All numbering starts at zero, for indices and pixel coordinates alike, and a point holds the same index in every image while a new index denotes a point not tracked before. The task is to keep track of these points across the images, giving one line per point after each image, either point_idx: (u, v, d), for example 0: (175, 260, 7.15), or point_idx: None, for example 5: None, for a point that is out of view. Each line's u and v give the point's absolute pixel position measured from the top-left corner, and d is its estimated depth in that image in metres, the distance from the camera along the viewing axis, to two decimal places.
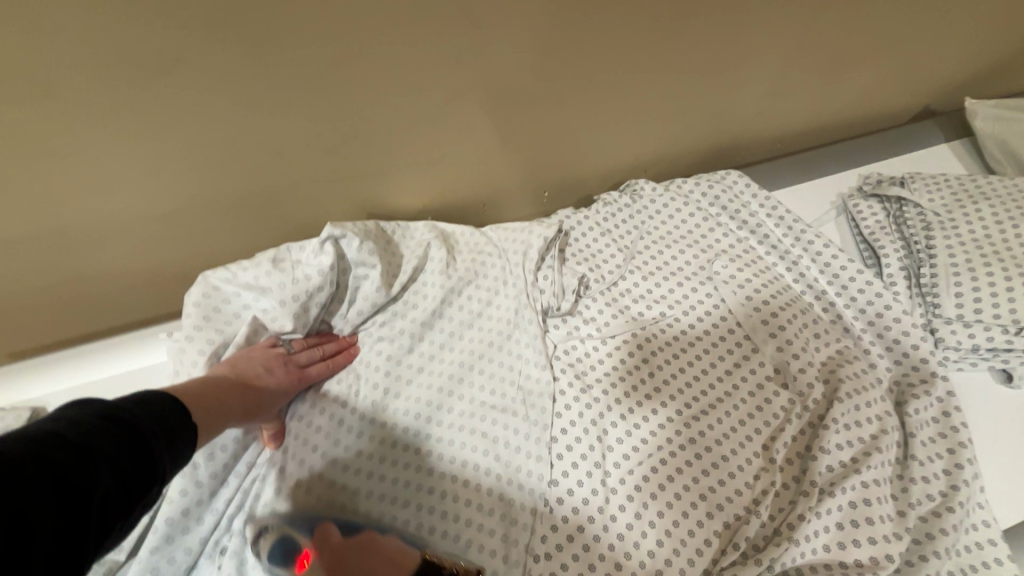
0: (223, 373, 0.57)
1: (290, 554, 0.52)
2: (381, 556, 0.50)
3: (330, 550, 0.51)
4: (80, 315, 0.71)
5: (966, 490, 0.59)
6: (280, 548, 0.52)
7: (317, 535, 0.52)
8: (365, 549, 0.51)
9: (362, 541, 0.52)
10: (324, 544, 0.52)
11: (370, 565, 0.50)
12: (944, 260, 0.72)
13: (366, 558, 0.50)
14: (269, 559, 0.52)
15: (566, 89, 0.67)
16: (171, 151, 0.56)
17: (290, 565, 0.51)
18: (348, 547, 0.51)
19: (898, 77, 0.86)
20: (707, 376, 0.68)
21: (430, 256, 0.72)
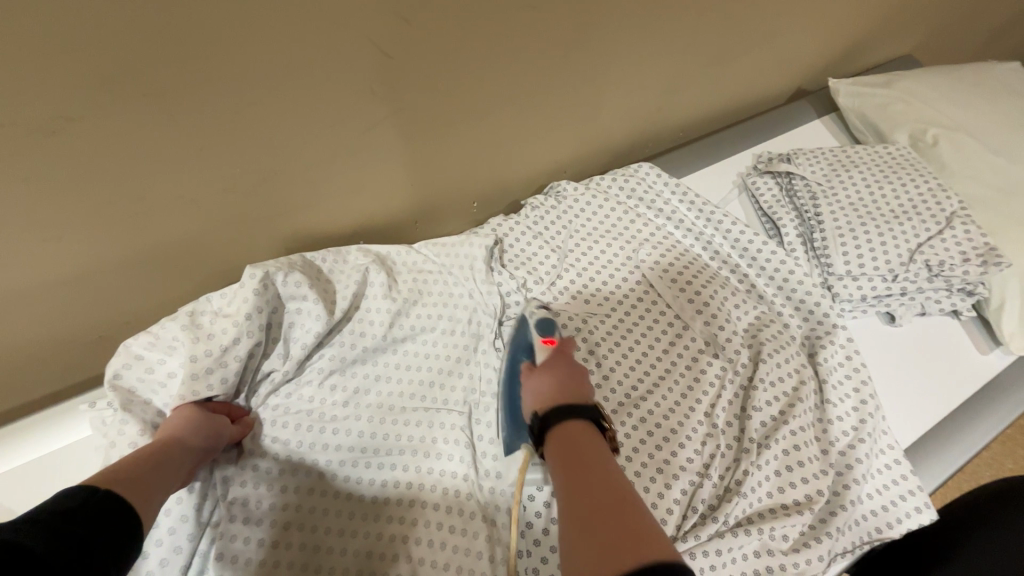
0: (115, 468, 0.48)
1: (544, 329, 0.66)
2: (574, 379, 0.56)
3: (559, 351, 0.62)
4: None
5: (872, 422, 0.69)
6: (545, 321, 0.67)
7: (564, 342, 0.64)
8: (573, 367, 0.59)
9: (577, 365, 0.59)
10: (563, 345, 0.63)
11: (565, 372, 0.57)
12: (830, 225, 0.81)
13: (569, 368, 0.58)
14: (537, 320, 0.67)
15: (483, 104, 0.70)
16: (70, 211, 0.52)
17: (541, 333, 0.65)
18: (567, 358, 0.60)
19: (773, 65, 0.96)
20: (647, 357, 0.73)
21: (370, 280, 0.70)
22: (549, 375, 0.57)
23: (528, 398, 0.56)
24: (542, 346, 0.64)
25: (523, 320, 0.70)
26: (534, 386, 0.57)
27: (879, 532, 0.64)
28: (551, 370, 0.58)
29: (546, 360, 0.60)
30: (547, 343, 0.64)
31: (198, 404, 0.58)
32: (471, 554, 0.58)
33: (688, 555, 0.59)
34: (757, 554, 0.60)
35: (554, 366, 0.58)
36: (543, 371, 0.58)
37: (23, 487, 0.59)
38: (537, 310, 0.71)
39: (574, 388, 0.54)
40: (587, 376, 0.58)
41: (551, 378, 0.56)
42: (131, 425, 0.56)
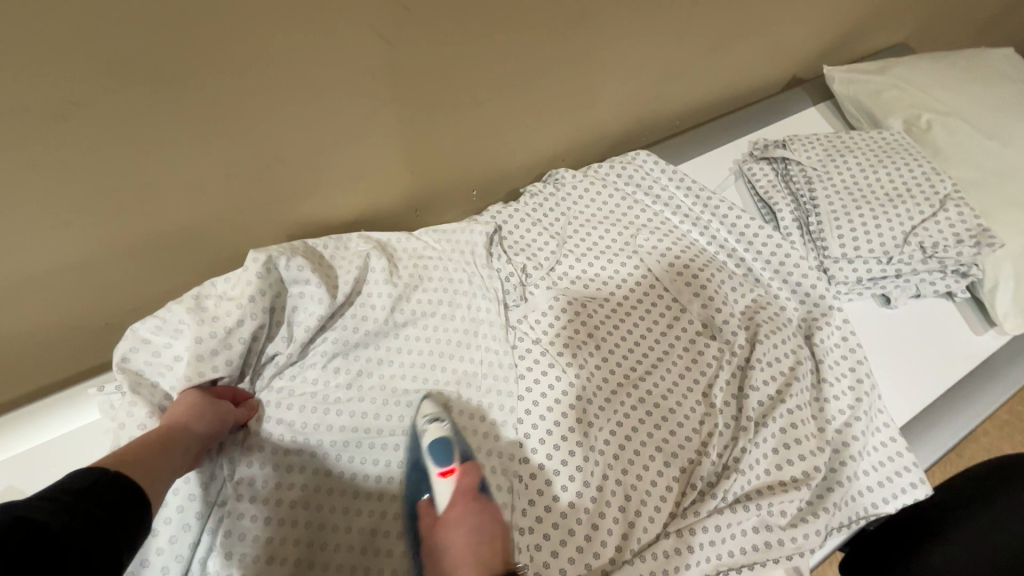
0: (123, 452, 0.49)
1: (441, 458, 0.58)
2: (491, 533, 0.52)
3: (461, 490, 0.56)
4: None
5: (868, 401, 0.70)
6: (441, 443, 0.59)
7: (465, 470, 0.57)
8: (483, 514, 0.54)
9: (485, 513, 0.54)
10: (462, 479, 0.57)
11: (483, 522, 0.53)
12: (825, 209, 0.82)
13: (478, 525, 0.53)
14: (430, 443, 0.59)
15: (481, 91, 0.70)
16: (77, 198, 0.53)
17: (437, 463, 0.58)
18: (475, 498, 0.55)
19: (768, 52, 0.97)
20: (645, 339, 0.74)
21: (371, 267, 0.71)
22: (456, 537, 0.52)
23: (438, 561, 0.52)
24: (442, 481, 0.57)
25: (412, 434, 0.63)
26: (440, 549, 0.52)
27: (875, 508, 0.65)
28: (473, 520, 0.53)
29: (449, 505, 0.55)
30: (447, 475, 0.57)
31: (204, 387, 0.59)
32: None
33: (688, 531, 0.60)
34: (756, 529, 0.61)
35: (456, 522, 0.53)
36: (446, 531, 0.53)
37: (37, 469, 0.60)
38: (424, 425, 0.62)
39: (485, 544, 0.51)
40: (500, 521, 0.54)
41: (461, 537, 0.52)
42: (139, 408, 0.57)
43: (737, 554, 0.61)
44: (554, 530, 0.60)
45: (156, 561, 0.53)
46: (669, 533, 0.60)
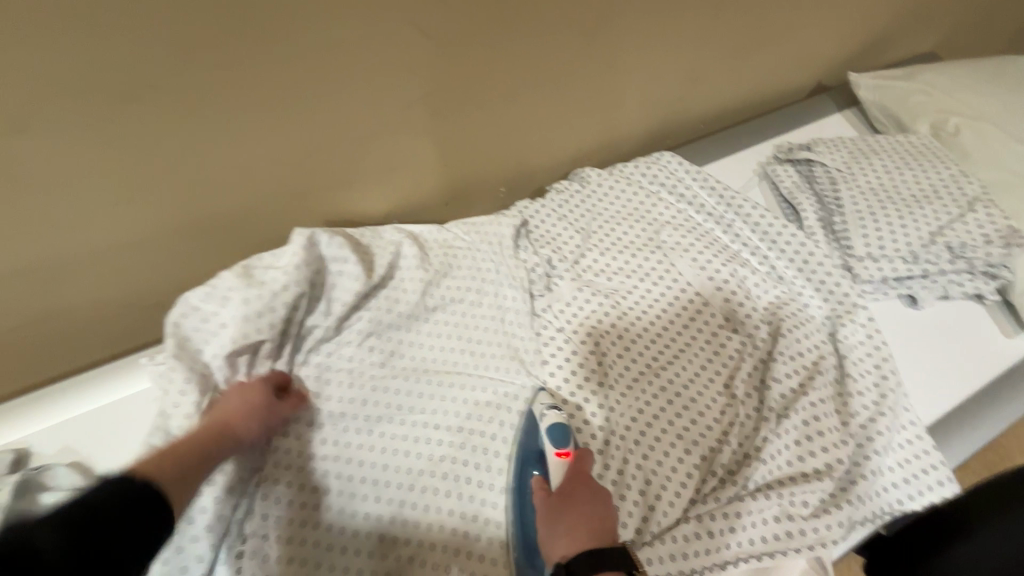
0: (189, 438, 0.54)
1: (559, 439, 0.61)
2: (603, 518, 0.53)
3: (578, 469, 0.58)
4: (53, 356, 0.70)
5: (892, 397, 0.70)
6: (558, 427, 0.62)
7: (584, 452, 0.60)
8: (599, 494, 0.56)
9: (600, 493, 0.56)
10: (582, 458, 0.59)
11: (596, 507, 0.54)
12: (849, 209, 0.83)
13: (592, 502, 0.55)
14: (549, 426, 0.62)
15: (513, 88, 0.74)
16: (141, 176, 0.58)
17: (556, 443, 0.60)
18: (591, 479, 0.57)
19: (793, 59, 0.99)
20: (668, 331, 0.75)
21: (404, 254, 0.74)
22: (578, 510, 0.54)
23: (554, 531, 0.53)
24: (560, 458, 0.59)
25: (529, 419, 0.65)
26: (558, 519, 0.54)
27: (899, 505, 0.65)
28: (587, 502, 0.54)
29: (564, 484, 0.57)
30: (563, 458, 0.60)
31: (249, 357, 0.62)
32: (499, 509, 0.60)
33: (708, 517, 0.62)
34: (778, 519, 0.61)
35: (573, 498, 0.55)
36: (569, 504, 0.54)
37: (93, 432, 0.64)
38: (541, 409, 0.65)
39: (597, 527, 0.52)
40: (612, 508, 0.55)
41: (579, 514, 0.53)
42: (178, 373, 0.59)
43: (759, 542, 0.61)
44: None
45: (200, 519, 0.54)
46: (689, 518, 0.62)
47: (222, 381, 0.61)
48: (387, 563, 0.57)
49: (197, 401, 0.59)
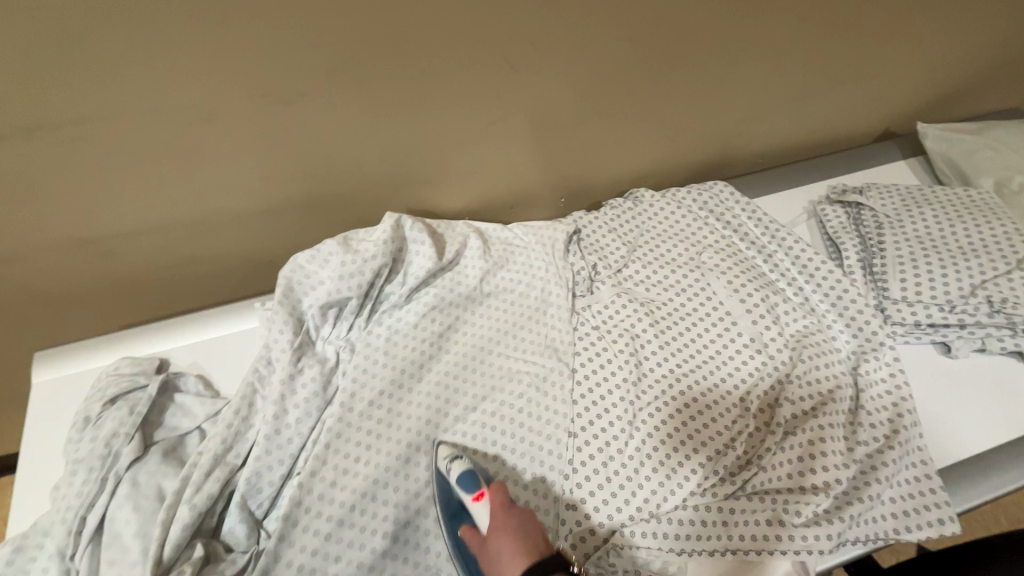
0: None
1: (468, 487, 0.64)
2: (533, 532, 0.59)
3: (497, 503, 0.62)
4: (193, 288, 0.90)
5: (905, 433, 0.74)
6: (466, 475, 0.65)
7: (494, 489, 0.64)
8: (523, 517, 0.61)
9: (522, 515, 0.61)
10: (495, 496, 0.63)
11: (524, 525, 0.60)
12: (891, 253, 0.86)
13: (520, 526, 0.60)
14: (458, 476, 0.66)
15: (581, 113, 0.85)
16: (279, 158, 0.74)
17: (467, 491, 0.64)
18: (510, 511, 0.61)
19: (858, 104, 1.03)
20: (693, 343, 0.82)
21: (468, 246, 0.87)
22: (505, 541, 0.58)
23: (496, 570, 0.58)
24: (476, 504, 0.63)
25: (439, 476, 0.69)
26: (496, 560, 0.58)
27: (896, 533, 0.69)
28: (514, 527, 0.60)
29: (490, 526, 0.61)
30: (479, 502, 0.63)
31: (335, 311, 0.77)
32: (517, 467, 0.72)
33: (703, 507, 0.68)
34: (768, 522, 0.67)
35: (504, 529, 0.60)
36: (497, 543, 0.59)
37: (209, 354, 0.80)
38: (445, 465, 0.68)
39: (531, 546, 0.58)
40: (535, 520, 0.61)
41: (509, 546, 0.58)
42: (280, 316, 0.74)
43: (746, 538, 0.67)
44: (584, 482, 0.71)
45: (286, 432, 0.69)
46: (686, 506, 0.68)
47: (311, 328, 0.76)
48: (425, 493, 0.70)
49: (292, 340, 0.74)
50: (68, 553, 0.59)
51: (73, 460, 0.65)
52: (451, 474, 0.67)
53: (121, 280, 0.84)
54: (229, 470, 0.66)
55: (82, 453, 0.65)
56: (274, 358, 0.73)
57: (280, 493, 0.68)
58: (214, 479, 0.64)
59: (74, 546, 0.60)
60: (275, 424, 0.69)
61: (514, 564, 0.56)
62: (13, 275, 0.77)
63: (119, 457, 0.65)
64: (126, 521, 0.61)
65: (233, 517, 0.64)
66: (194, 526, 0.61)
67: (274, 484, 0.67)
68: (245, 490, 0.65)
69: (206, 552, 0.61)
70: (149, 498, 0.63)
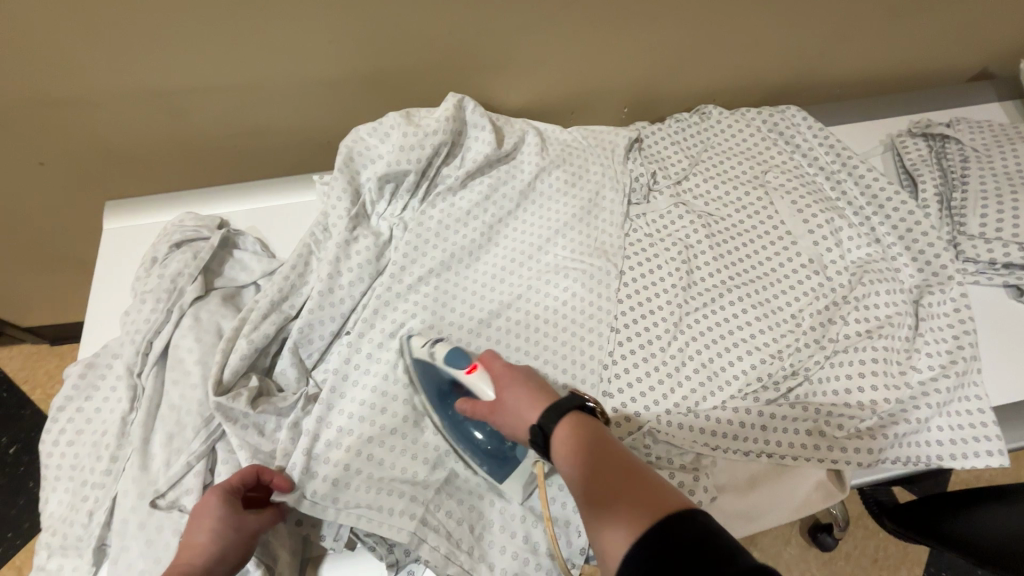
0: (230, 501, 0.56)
1: (459, 362, 0.63)
2: (538, 381, 0.60)
3: (495, 367, 0.62)
4: (256, 162, 0.93)
5: (964, 365, 0.71)
6: (454, 352, 0.64)
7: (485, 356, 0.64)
8: (524, 369, 0.62)
9: (521, 367, 0.62)
10: (489, 363, 0.63)
11: (527, 377, 0.61)
12: (975, 187, 0.81)
13: (525, 375, 0.61)
14: (446, 354, 0.64)
15: (658, 9, 0.81)
16: (349, 21, 0.74)
17: (459, 366, 0.63)
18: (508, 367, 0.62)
19: (960, 34, 0.94)
20: (749, 260, 0.79)
21: (526, 142, 0.85)
22: (519, 391, 0.59)
23: (519, 419, 0.58)
24: (472, 376, 0.62)
25: (421, 363, 0.66)
26: (516, 409, 0.58)
27: (939, 459, 0.67)
28: (520, 379, 0.60)
29: (497, 387, 0.60)
30: (474, 372, 0.62)
31: (392, 184, 0.77)
32: (551, 350, 0.71)
33: (743, 410, 0.68)
34: (808, 432, 0.67)
35: (514, 382, 0.60)
36: (513, 396, 0.59)
37: (268, 219, 0.82)
38: (429, 349, 0.65)
39: (542, 387, 0.59)
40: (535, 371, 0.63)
41: (523, 396, 0.58)
42: (340, 183, 0.75)
43: (785, 445, 0.66)
44: (623, 374, 0.70)
45: (341, 292, 0.71)
46: (726, 406, 0.68)
47: (367, 202, 0.77)
48: None
49: (349, 209, 0.75)
50: (136, 370, 0.64)
51: (141, 292, 0.68)
52: (436, 358, 0.64)
53: (187, 141, 0.87)
54: (284, 318, 0.68)
55: (150, 286, 0.68)
56: (331, 223, 0.74)
57: (329, 348, 0.70)
58: (271, 322, 0.67)
59: (142, 365, 0.64)
60: (328, 283, 0.70)
61: (539, 403, 0.57)
62: (92, 120, 0.81)
63: (184, 294, 0.68)
64: (188, 349, 0.64)
65: (285, 359, 0.67)
66: (250, 360, 0.64)
67: (325, 337, 0.70)
68: (298, 338, 0.68)
69: (260, 385, 0.65)
70: (210, 332, 0.66)
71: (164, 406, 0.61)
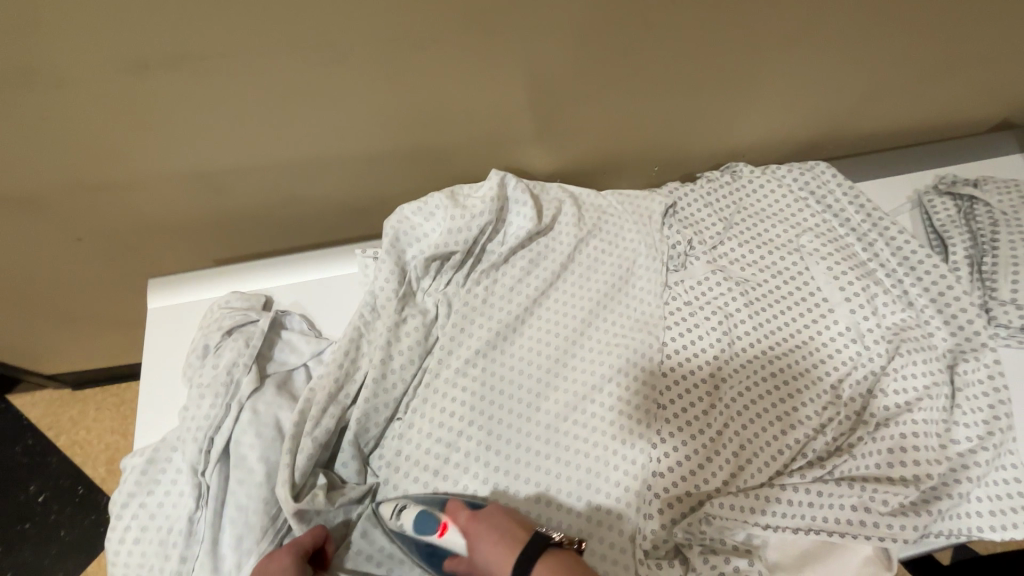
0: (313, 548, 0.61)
1: (428, 526, 0.62)
2: (505, 524, 0.60)
3: (462, 521, 0.61)
4: (290, 229, 0.93)
5: (999, 436, 0.73)
6: (421, 514, 0.63)
7: (452, 510, 0.62)
8: (493, 518, 0.60)
9: (488, 515, 0.61)
10: (456, 518, 0.62)
11: (494, 523, 0.60)
12: (1005, 252, 0.83)
13: (493, 524, 0.60)
14: (413, 519, 0.63)
15: (697, 78, 0.82)
16: (396, 105, 0.74)
17: (430, 530, 0.62)
18: (476, 516, 0.61)
19: (985, 90, 0.96)
20: (786, 329, 0.81)
21: (562, 211, 0.86)
22: (488, 548, 0.58)
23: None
24: (444, 538, 0.61)
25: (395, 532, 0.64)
26: (490, 567, 0.57)
27: (980, 531, 0.69)
28: (486, 529, 0.59)
29: (467, 545, 0.60)
30: (447, 532, 0.61)
31: (437, 263, 0.77)
32: (599, 428, 0.73)
33: (790, 487, 0.70)
34: (853, 508, 0.69)
35: (482, 540, 0.59)
36: (484, 556, 0.58)
37: (312, 296, 0.82)
38: (397, 519, 0.64)
39: (510, 536, 0.58)
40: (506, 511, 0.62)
41: (491, 552, 0.58)
42: (387, 265, 0.76)
43: (831, 521, 0.68)
44: (671, 452, 0.72)
45: (393, 377, 0.72)
46: (773, 484, 0.70)
47: (413, 279, 0.77)
48: (516, 449, 0.71)
49: (397, 289, 0.75)
50: (200, 469, 0.64)
51: (198, 385, 0.69)
52: (405, 525, 0.63)
53: (226, 214, 0.86)
54: (342, 408, 0.69)
55: (207, 379, 0.69)
56: (380, 305, 0.75)
57: (385, 434, 0.72)
58: (330, 415, 0.68)
59: (204, 463, 0.65)
60: (382, 369, 0.71)
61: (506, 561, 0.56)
62: (136, 200, 0.81)
63: (240, 387, 0.68)
64: (250, 446, 0.65)
65: (346, 452, 0.69)
66: (314, 458, 0.65)
67: (380, 425, 0.71)
68: (356, 427, 0.69)
69: (328, 480, 0.66)
70: (270, 427, 0.67)
71: (230, 506, 0.62)
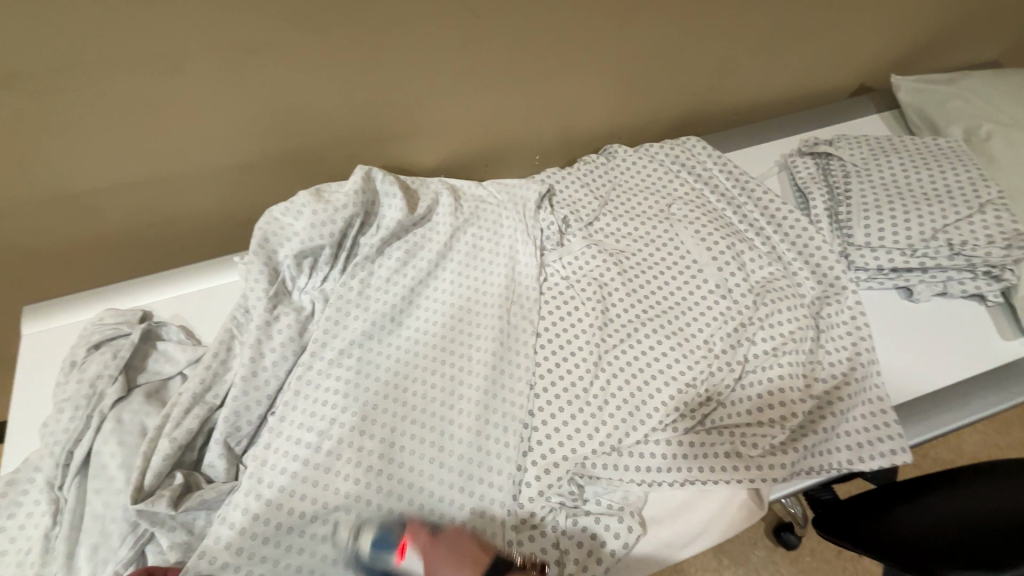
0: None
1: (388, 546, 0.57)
2: (467, 545, 0.58)
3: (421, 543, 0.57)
4: (186, 251, 0.95)
5: (861, 370, 0.77)
6: (381, 536, 0.58)
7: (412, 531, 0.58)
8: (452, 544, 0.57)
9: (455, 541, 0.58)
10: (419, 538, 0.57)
11: (454, 545, 0.57)
12: (857, 200, 0.88)
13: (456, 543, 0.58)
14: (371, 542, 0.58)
15: (548, 65, 0.87)
16: (250, 111, 0.77)
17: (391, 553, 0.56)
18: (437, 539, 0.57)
19: (829, 58, 1.03)
20: (658, 292, 0.83)
21: (440, 203, 0.89)
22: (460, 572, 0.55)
23: None
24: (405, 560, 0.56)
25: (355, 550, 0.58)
26: None
27: (850, 463, 0.71)
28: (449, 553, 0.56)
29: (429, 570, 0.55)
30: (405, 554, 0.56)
31: (307, 260, 0.79)
32: (475, 400, 0.73)
33: (664, 441, 0.71)
34: (726, 454, 0.70)
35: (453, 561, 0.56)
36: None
37: (193, 307, 0.83)
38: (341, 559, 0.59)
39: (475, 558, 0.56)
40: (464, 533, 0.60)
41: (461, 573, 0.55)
42: (255, 264, 0.77)
43: (705, 469, 0.69)
44: (547, 420, 0.73)
45: (263, 374, 0.72)
46: (648, 439, 0.71)
47: (287, 278, 0.78)
48: (381, 430, 0.69)
49: (267, 288, 0.76)
50: (57, 483, 0.63)
51: (60, 400, 0.68)
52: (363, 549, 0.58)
53: (104, 237, 0.87)
54: (209, 409, 0.69)
55: (69, 393, 0.68)
56: (251, 306, 0.75)
57: (259, 433, 0.71)
58: (194, 416, 0.68)
59: (62, 477, 0.64)
60: (251, 366, 0.71)
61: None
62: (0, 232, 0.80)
63: (104, 397, 0.68)
64: (111, 454, 0.64)
65: (213, 453, 0.68)
66: (174, 457, 0.65)
67: (253, 422, 0.70)
68: (225, 428, 0.68)
69: (188, 481, 0.65)
70: (133, 434, 0.66)
71: (86, 517, 0.61)
